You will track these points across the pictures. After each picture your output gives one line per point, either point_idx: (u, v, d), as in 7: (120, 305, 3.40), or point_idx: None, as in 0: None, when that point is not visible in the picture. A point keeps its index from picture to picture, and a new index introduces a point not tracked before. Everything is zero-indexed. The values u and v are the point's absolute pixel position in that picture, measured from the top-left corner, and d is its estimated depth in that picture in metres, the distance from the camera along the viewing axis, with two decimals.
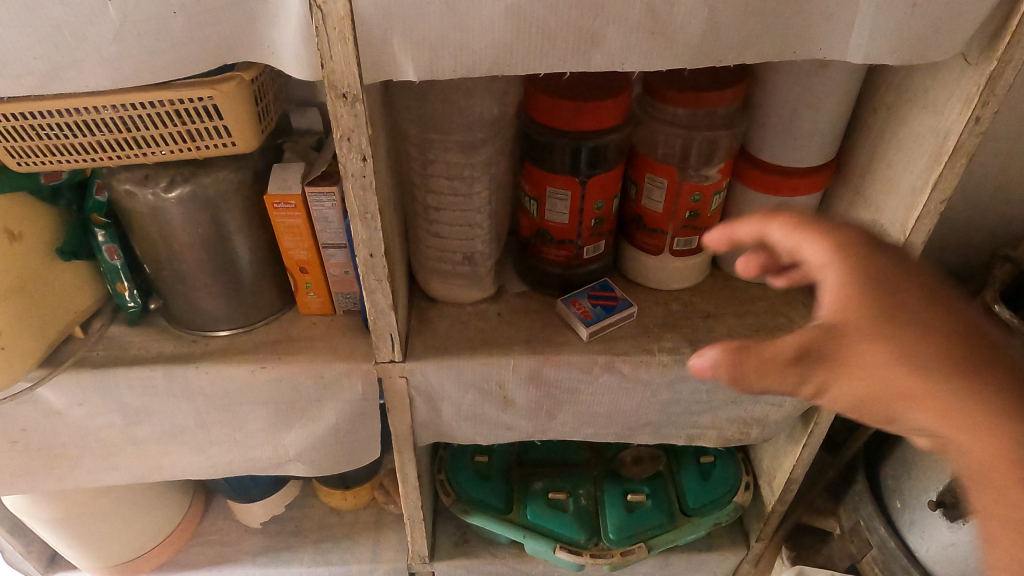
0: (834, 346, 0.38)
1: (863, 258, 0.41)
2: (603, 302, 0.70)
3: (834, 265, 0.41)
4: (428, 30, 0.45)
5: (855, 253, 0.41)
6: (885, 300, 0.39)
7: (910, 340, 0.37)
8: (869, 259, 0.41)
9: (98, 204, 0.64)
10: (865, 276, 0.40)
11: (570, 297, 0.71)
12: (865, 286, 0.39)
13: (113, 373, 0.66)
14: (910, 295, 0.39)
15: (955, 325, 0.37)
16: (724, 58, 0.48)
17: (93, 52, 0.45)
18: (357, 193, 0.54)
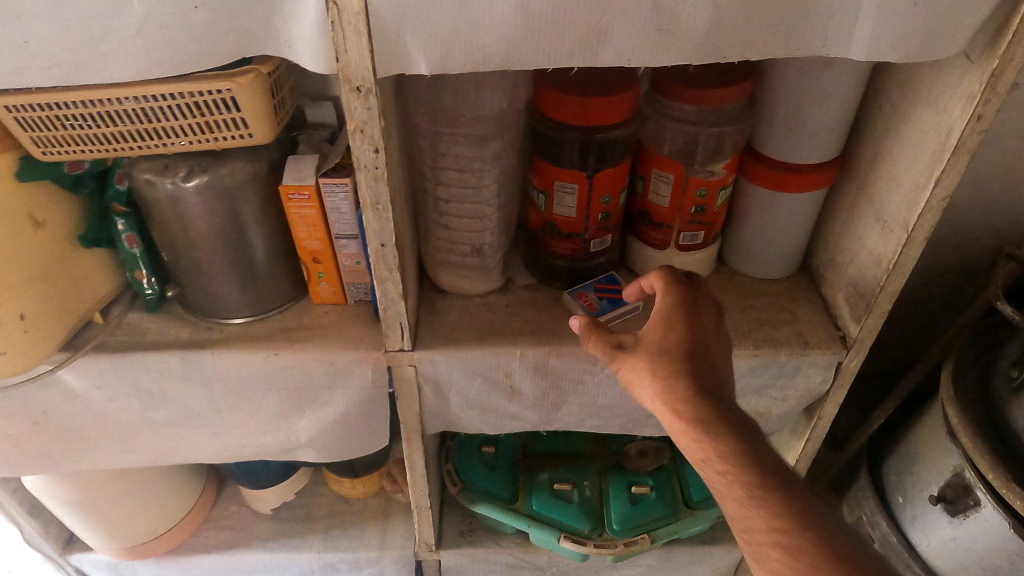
0: (635, 349, 0.56)
1: (684, 314, 0.56)
2: (610, 295, 0.72)
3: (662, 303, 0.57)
4: (439, 25, 0.46)
5: (686, 295, 0.57)
6: (683, 338, 0.55)
7: (669, 350, 0.55)
8: (688, 309, 0.57)
9: (118, 194, 0.65)
10: (676, 314, 0.56)
11: (577, 290, 0.73)
12: (674, 314, 0.56)
13: (132, 358, 0.68)
14: (697, 337, 0.56)
15: (708, 357, 0.55)
16: (728, 54, 0.49)
17: (118, 45, 0.47)
18: (368, 183, 0.55)
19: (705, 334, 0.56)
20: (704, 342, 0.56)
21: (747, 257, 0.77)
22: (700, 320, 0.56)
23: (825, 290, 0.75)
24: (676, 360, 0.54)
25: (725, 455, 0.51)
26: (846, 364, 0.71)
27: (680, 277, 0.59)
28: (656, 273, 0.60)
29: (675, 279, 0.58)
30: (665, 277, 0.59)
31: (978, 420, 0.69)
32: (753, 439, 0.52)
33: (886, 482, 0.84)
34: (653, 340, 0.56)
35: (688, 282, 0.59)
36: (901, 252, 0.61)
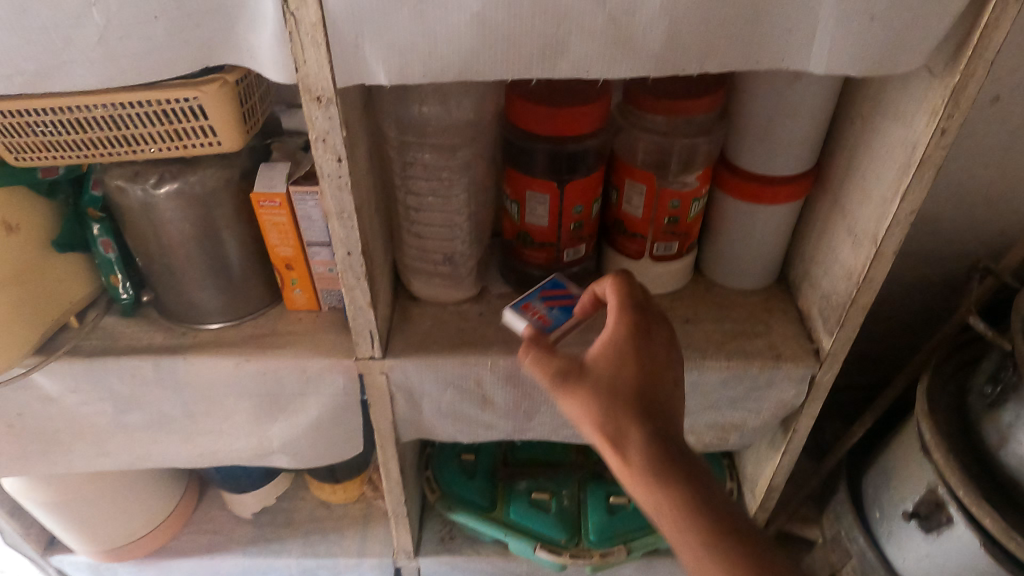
0: (574, 372, 0.53)
1: (635, 340, 0.54)
2: (561, 304, 0.65)
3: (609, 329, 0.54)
4: (397, 37, 0.47)
5: (637, 317, 0.55)
6: (627, 362, 0.53)
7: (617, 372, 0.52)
8: (637, 332, 0.54)
9: (93, 199, 0.66)
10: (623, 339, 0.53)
11: (520, 303, 0.65)
12: (622, 341, 0.53)
13: (105, 362, 0.68)
14: (642, 357, 0.53)
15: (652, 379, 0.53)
16: (686, 67, 0.49)
17: (80, 54, 0.47)
18: (332, 192, 0.55)
19: (652, 356, 0.53)
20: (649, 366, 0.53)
21: (723, 268, 0.77)
22: (649, 340, 0.54)
23: (800, 302, 0.75)
24: (616, 384, 0.52)
25: (666, 489, 0.49)
26: (820, 377, 0.70)
27: (634, 296, 0.56)
28: (611, 286, 0.57)
29: (627, 298, 0.55)
30: (616, 294, 0.56)
31: (952, 436, 0.68)
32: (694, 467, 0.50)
33: (864, 496, 0.83)
34: (594, 360, 0.53)
35: (638, 300, 0.56)
36: (870, 266, 0.61)
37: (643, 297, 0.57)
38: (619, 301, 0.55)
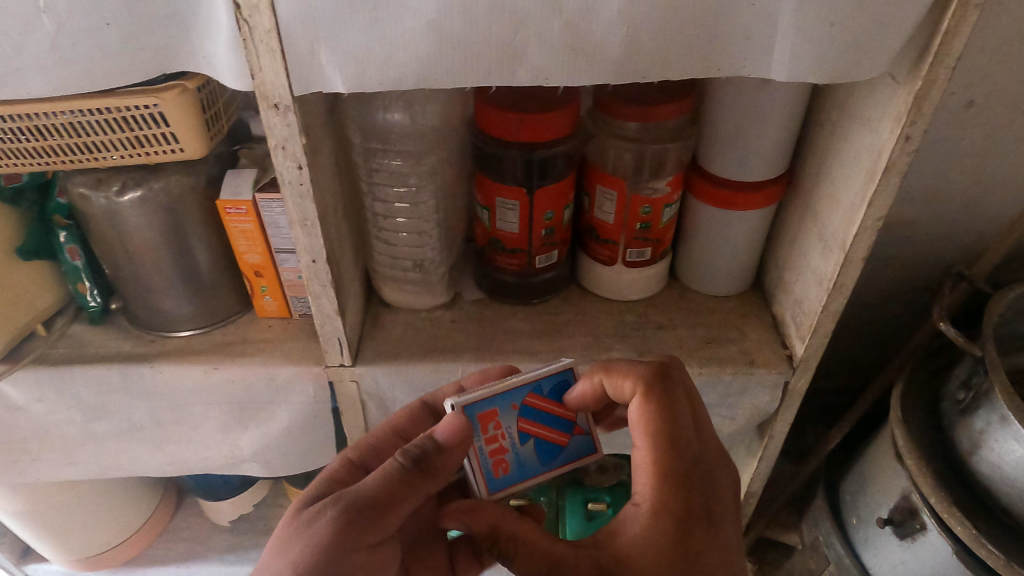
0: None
1: (674, 514, 0.48)
2: (537, 433, 0.58)
3: (646, 520, 0.48)
4: (352, 43, 0.46)
5: (681, 501, 0.48)
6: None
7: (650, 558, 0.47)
8: (678, 526, 0.48)
9: (59, 206, 0.66)
10: (662, 537, 0.47)
11: (488, 407, 0.56)
12: (660, 543, 0.47)
13: (72, 371, 0.68)
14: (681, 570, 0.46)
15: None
16: (647, 74, 0.48)
17: (32, 61, 0.47)
18: (294, 200, 0.55)
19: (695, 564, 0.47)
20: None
21: (697, 274, 0.77)
22: (692, 539, 0.47)
23: (774, 308, 0.74)
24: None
25: None
26: (793, 383, 0.70)
27: (677, 456, 0.50)
28: (645, 438, 0.50)
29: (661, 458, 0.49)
30: (651, 453, 0.50)
31: (925, 442, 0.68)
32: None
33: (841, 502, 0.83)
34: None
35: (681, 466, 0.50)
36: (840, 273, 0.60)
37: (678, 449, 0.50)
38: (655, 462, 0.50)
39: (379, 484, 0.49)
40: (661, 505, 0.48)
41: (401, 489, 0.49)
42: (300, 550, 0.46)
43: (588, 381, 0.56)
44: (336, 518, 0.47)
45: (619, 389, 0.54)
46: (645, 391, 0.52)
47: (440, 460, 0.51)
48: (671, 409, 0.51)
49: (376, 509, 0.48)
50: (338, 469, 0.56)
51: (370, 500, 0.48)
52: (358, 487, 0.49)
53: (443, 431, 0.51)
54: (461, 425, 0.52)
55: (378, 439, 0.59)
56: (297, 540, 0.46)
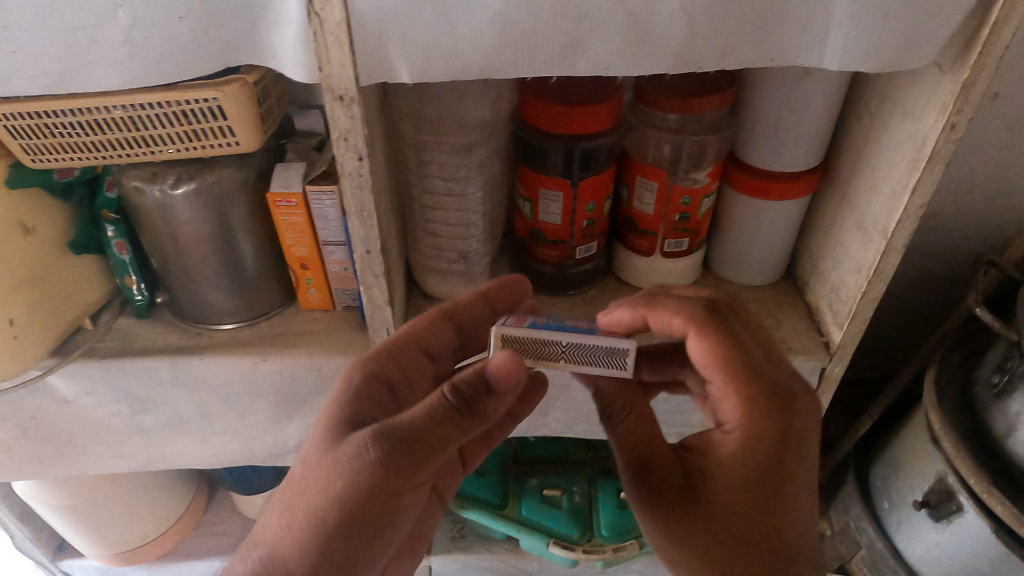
0: (673, 493, 0.52)
1: (766, 432, 0.49)
2: None
3: (732, 440, 0.50)
4: (418, 35, 0.47)
5: (767, 419, 0.49)
6: (747, 487, 0.49)
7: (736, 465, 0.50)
8: (769, 442, 0.49)
9: (107, 201, 0.66)
10: (751, 452, 0.49)
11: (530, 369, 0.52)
12: (753, 459, 0.49)
13: (122, 364, 0.69)
14: (767, 479, 0.49)
15: (779, 504, 0.50)
16: (703, 64, 0.49)
17: (104, 55, 0.48)
18: (353, 191, 0.56)
19: (784, 474, 0.49)
20: (778, 483, 0.49)
21: (732, 263, 0.78)
22: (782, 453, 0.49)
23: (808, 297, 0.76)
24: (731, 512, 0.50)
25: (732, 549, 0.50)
26: (831, 370, 0.71)
27: (755, 380, 0.51)
28: (721, 371, 0.51)
29: (752, 387, 0.50)
30: (733, 383, 0.51)
31: (959, 425, 0.70)
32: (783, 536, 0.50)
33: (872, 487, 0.85)
34: (705, 482, 0.51)
35: (760, 391, 0.50)
36: (880, 259, 0.62)
37: (763, 377, 0.51)
38: (740, 391, 0.50)
39: (422, 424, 0.47)
40: (755, 426, 0.50)
41: (444, 433, 0.47)
42: (343, 484, 0.47)
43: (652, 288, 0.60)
44: (375, 459, 0.47)
45: (667, 325, 0.54)
46: (697, 327, 0.52)
47: (484, 405, 0.48)
48: (728, 337, 0.51)
49: (418, 451, 0.47)
50: (368, 375, 0.56)
51: (403, 433, 0.47)
52: (400, 423, 0.48)
53: (495, 376, 0.47)
54: (515, 373, 0.47)
55: (404, 342, 0.59)
56: (340, 472, 0.48)
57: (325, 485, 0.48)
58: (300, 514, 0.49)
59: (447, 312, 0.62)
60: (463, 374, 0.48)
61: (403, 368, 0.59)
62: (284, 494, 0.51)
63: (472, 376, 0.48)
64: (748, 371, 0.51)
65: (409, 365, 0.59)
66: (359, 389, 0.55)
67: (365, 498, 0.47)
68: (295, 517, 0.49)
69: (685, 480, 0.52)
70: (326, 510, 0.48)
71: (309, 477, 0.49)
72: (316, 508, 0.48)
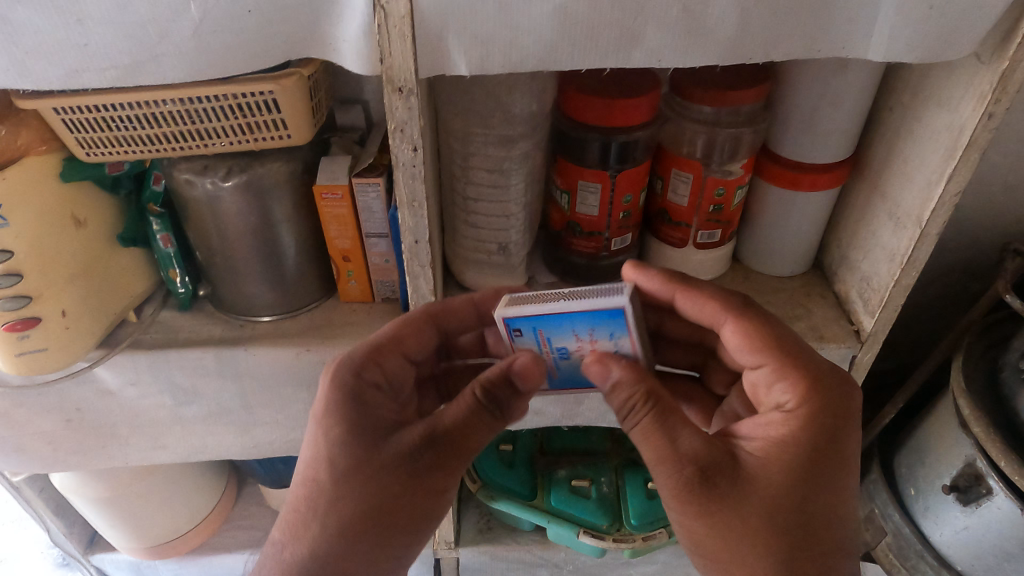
0: (720, 474, 0.49)
1: (817, 412, 0.51)
2: None
3: (791, 420, 0.51)
4: (480, 27, 0.49)
5: (826, 400, 0.51)
6: (803, 468, 0.49)
7: (786, 442, 0.50)
8: (826, 422, 0.51)
9: (153, 194, 0.67)
10: (811, 431, 0.50)
11: None
12: (802, 436, 0.50)
13: (167, 355, 0.70)
14: (823, 462, 0.50)
15: (831, 489, 0.50)
16: (753, 55, 0.51)
17: (173, 47, 0.49)
18: (406, 182, 0.57)
19: (842, 462, 0.50)
20: (826, 464, 0.50)
21: (762, 255, 0.80)
22: (838, 437, 0.51)
23: (838, 287, 0.77)
24: (781, 496, 0.49)
25: (782, 545, 0.48)
26: (861, 358, 0.72)
27: (809, 361, 0.53)
28: (776, 347, 0.54)
29: (808, 366, 0.52)
30: (791, 361, 0.53)
31: (988, 409, 0.72)
32: (826, 522, 0.50)
33: (897, 474, 0.87)
34: (751, 461, 0.50)
35: (817, 373, 0.52)
36: (914, 248, 0.63)
37: (817, 359, 0.53)
38: (799, 368, 0.52)
39: (463, 423, 0.52)
40: (808, 403, 0.51)
41: (481, 431, 0.53)
42: (398, 489, 0.51)
43: (662, 287, 0.59)
44: (428, 463, 0.51)
45: (700, 309, 0.58)
46: (741, 313, 0.56)
47: (514, 401, 0.53)
48: (766, 322, 0.55)
49: (461, 447, 0.52)
50: (359, 377, 0.56)
51: (449, 436, 0.51)
52: (446, 427, 0.52)
53: (521, 377, 0.52)
54: (539, 373, 0.52)
55: (387, 346, 0.59)
56: (389, 478, 0.51)
57: (377, 493, 0.51)
58: (352, 520, 0.51)
59: (434, 318, 0.62)
60: (492, 373, 0.52)
61: (389, 370, 0.59)
62: (314, 503, 0.52)
63: (503, 376, 0.52)
64: (802, 351, 0.53)
65: (389, 364, 0.59)
66: (357, 391, 0.55)
67: (417, 498, 0.52)
68: (342, 522, 0.51)
69: (733, 463, 0.49)
70: (381, 512, 0.51)
71: (355, 486, 0.51)
72: (369, 512, 0.51)
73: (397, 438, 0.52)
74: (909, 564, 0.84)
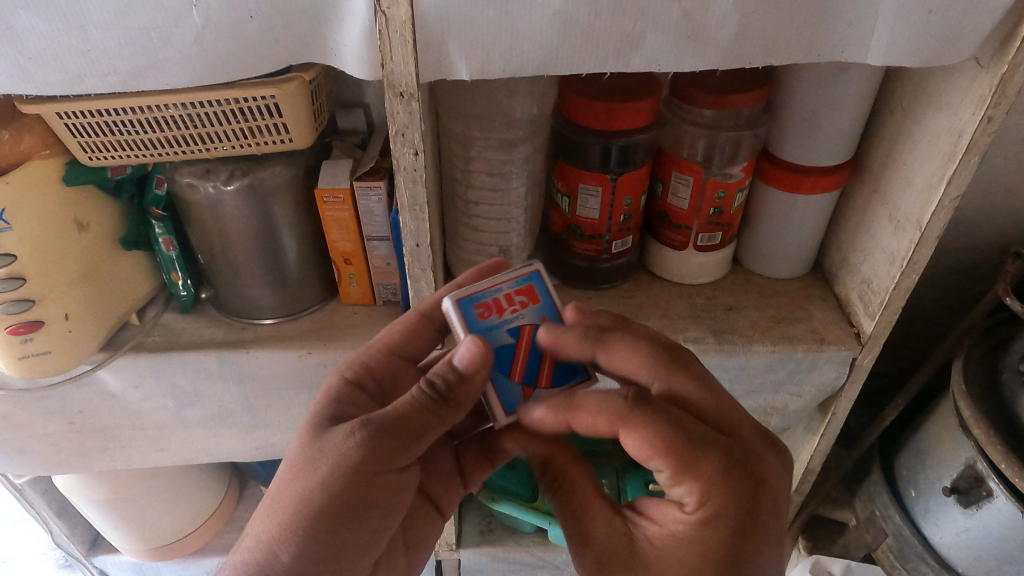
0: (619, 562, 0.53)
1: (709, 505, 0.48)
2: (523, 350, 0.55)
3: (682, 525, 0.49)
4: (480, 33, 0.49)
5: (716, 506, 0.48)
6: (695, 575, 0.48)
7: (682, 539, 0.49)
8: (726, 516, 0.48)
9: (156, 198, 0.68)
10: (700, 539, 0.48)
11: (527, 284, 0.57)
12: (700, 532, 0.48)
13: (169, 357, 0.70)
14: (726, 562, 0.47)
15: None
16: (753, 60, 0.51)
17: (175, 52, 0.49)
18: (407, 185, 0.57)
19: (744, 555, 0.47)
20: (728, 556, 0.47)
21: (762, 258, 0.80)
22: (736, 541, 0.47)
23: (838, 289, 0.77)
24: None
25: None
26: (861, 360, 0.73)
27: (694, 458, 0.48)
28: (659, 452, 0.48)
29: (693, 463, 0.48)
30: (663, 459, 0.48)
31: (989, 411, 0.72)
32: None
33: (898, 476, 0.87)
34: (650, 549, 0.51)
35: (707, 478, 0.48)
36: (914, 250, 0.63)
37: (701, 450, 0.48)
38: (675, 466, 0.48)
39: (402, 413, 0.51)
40: (701, 494, 0.48)
41: (425, 420, 0.51)
42: (329, 471, 0.50)
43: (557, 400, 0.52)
44: (358, 446, 0.50)
45: (596, 421, 0.50)
46: (625, 423, 0.48)
47: (462, 394, 0.51)
48: (659, 434, 0.47)
49: (399, 438, 0.51)
50: (347, 380, 0.58)
51: (384, 422, 0.51)
52: (389, 413, 0.51)
53: (467, 363, 0.50)
54: (481, 356, 0.50)
55: (382, 350, 0.60)
56: (323, 458, 0.50)
57: (309, 474, 0.50)
58: (287, 505, 0.50)
59: (428, 316, 0.60)
60: (438, 366, 0.52)
61: (380, 374, 0.60)
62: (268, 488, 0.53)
63: (447, 366, 0.51)
64: (688, 450, 0.48)
65: (384, 369, 0.60)
66: (339, 387, 0.57)
67: (349, 483, 0.50)
68: (279, 506, 0.51)
69: (628, 546, 0.53)
70: (314, 496, 0.50)
71: (293, 468, 0.51)
72: (303, 495, 0.50)
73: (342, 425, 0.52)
74: (910, 565, 0.84)
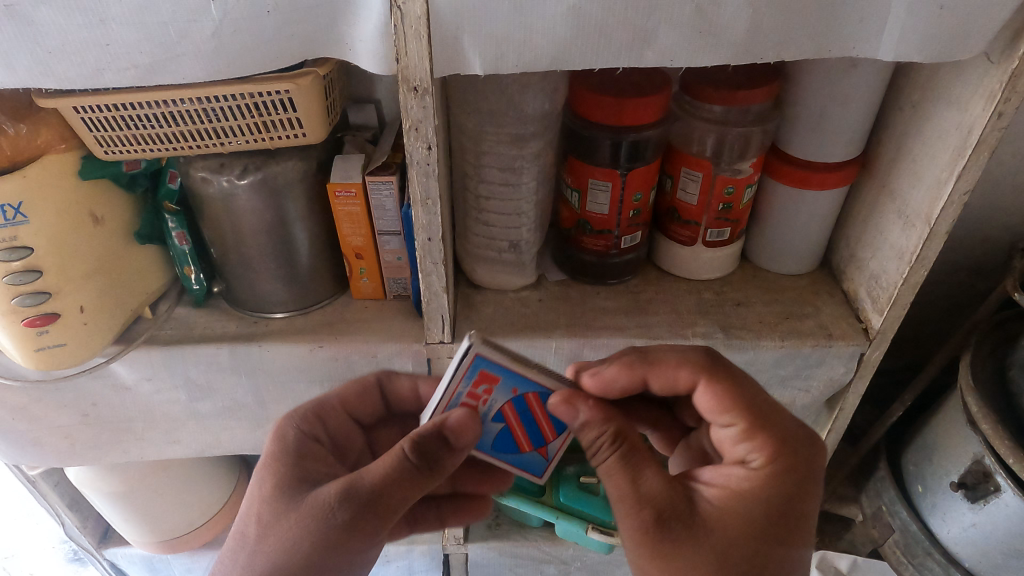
0: (677, 519, 0.50)
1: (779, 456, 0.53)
2: (518, 429, 0.57)
3: (754, 478, 0.53)
4: (494, 27, 0.49)
5: (790, 462, 0.53)
6: (760, 523, 0.51)
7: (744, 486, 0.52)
8: (790, 469, 0.53)
9: (169, 192, 0.68)
10: (770, 492, 0.52)
11: (478, 372, 0.53)
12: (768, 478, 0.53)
13: (183, 351, 0.71)
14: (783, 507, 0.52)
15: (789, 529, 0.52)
16: (765, 55, 0.52)
17: (193, 47, 0.50)
18: (420, 179, 0.57)
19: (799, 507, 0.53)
20: (785, 501, 0.52)
21: (769, 253, 0.80)
22: (794, 498, 0.53)
23: (846, 285, 0.78)
24: (736, 534, 0.50)
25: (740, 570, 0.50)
26: (869, 355, 0.73)
27: (766, 418, 0.55)
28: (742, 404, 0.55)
29: (767, 417, 0.55)
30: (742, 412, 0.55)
31: (996, 407, 0.72)
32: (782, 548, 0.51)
33: (905, 472, 0.87)
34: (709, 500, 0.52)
35: (783, 435, 0.54)
36: (923, 246, 0.63)
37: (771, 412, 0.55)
38: (753, 419, 0.54)
39: (385, 479, 0.51)
40: (773, 445, 0.53)
41: (405, 489, 0.51)
42: (310, 543, 0.49)
43: (630, 376, 0.57)
44: (339, 514, 0.50)
45: (675, 375, 0.57)
46: (707, 374, 0.56)
47: (445, 459, 0.52)
48: (740, 385, 0.55)
49: (381, 506, 0.50)
50: (303, 431, 0.60)
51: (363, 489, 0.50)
52: (364, 481, 0.51)
53: (456, 431, 0.52)
54: (472, 428, 0.52)
55: (335, 407, 0.64)
56: (303, 527, 0.50)
57: (288, 547, 0.49)
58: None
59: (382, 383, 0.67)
60: (424, 429, 0.52)
61: (333, 427, 0.63)
62: (234, 558, 0.51)
63: (433, 431, 0.52)
64: (764, 411, 0.55)
65: (338, 425, 0.64)
66: (300, 446, 0.58)
67: (327, 555, 0.49)
68: None
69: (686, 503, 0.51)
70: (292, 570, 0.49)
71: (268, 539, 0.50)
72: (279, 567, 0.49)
73: (318, 491, 0.51)
74: (917, 561, 0.85)
